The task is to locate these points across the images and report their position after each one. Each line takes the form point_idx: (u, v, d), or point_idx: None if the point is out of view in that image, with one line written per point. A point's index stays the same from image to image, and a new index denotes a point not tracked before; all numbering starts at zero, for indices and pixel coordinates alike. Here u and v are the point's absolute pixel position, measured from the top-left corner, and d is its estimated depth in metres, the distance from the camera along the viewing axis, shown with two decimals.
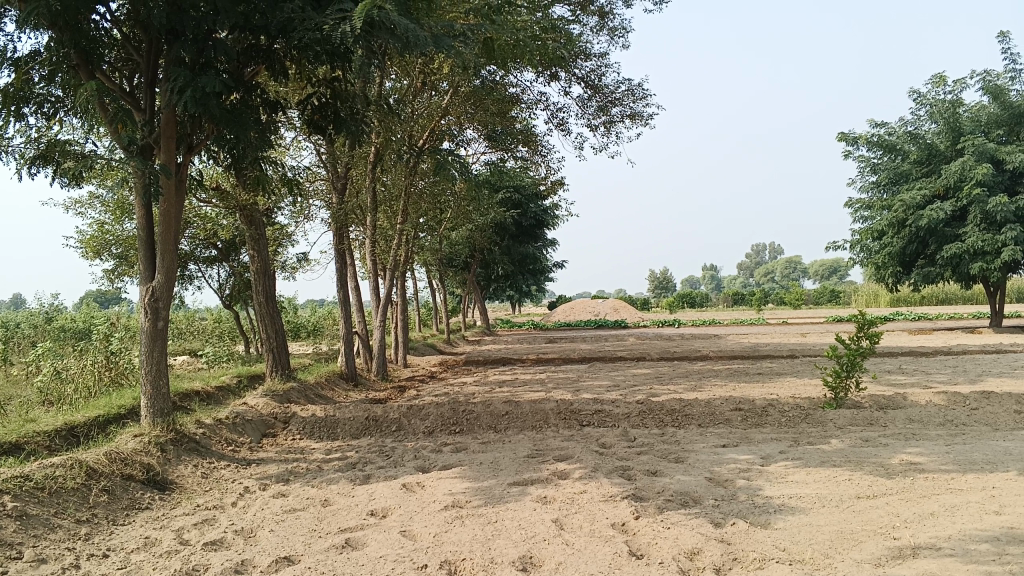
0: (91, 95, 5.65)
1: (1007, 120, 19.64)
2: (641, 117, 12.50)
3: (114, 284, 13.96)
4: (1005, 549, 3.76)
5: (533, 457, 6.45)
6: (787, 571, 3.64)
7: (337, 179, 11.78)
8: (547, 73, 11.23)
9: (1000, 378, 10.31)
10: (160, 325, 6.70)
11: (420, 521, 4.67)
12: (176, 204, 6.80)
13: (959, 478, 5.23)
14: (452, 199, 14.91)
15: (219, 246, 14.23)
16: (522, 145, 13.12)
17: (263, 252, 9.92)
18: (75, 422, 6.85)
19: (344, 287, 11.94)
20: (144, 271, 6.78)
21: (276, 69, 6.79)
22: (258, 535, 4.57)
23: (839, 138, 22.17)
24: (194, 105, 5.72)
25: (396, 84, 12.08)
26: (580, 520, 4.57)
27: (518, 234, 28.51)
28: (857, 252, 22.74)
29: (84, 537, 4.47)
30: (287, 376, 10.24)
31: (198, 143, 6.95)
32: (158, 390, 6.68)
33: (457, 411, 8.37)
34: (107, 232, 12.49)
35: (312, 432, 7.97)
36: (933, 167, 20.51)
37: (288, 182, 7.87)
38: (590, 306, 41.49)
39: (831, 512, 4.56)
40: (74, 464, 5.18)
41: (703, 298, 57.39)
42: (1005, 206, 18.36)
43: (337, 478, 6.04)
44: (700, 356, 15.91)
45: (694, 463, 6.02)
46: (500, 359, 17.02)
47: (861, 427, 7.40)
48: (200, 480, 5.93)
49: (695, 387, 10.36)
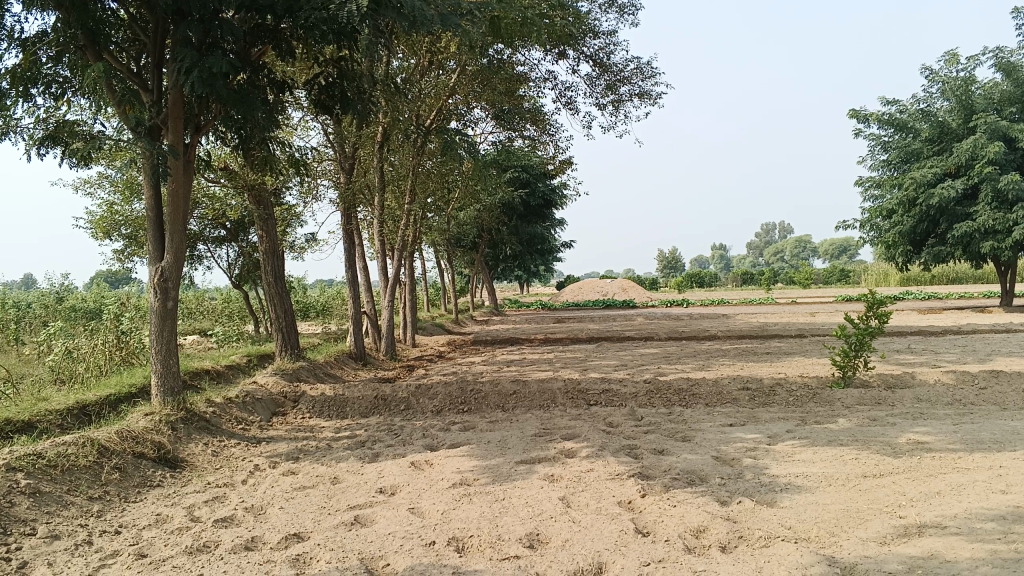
0: (98, 75, 5.65)
1: (1019, 97, 19.46)
2: (649, 95, 12.44)
3: (123, 264, 14.00)
4: (1011, 528, 3.77)
5: (541, 436, 6.47)
6: (792, 549, 3.66)
7: (345, 159, 11.79)
8: (556, 51, 11.17)
9: (1009, 357, 10.29)
10: (170, 305, 6.74)
11: (428, 499, 4.71)
12: (185, 183, 6.82)
13: (966, 457, 5.23)
14: (460, 179, 14.90)
15: (228, 226, 14.26)
16: (529, 123, 13.09)
17: (271, 233, 9.95)
18: (87, 400, 6.91)
19: (352, 268, 11.97)
20: (153, 250, 6.80)
21: (283, 49, 6.77)
22: (268, 512, 4.62)
23: (850, 116, 22.01)
24: (201, 86, 5.72)
25: (404, 63, 12.04)
26: (587, 498, 4.60)
27: (526, 213, 28.43)
28: (867, 231, 22.63)
29: (96, 515, 4.53)
30: (296, 355, 10.29)
31: (206, 124, 6.95)
32: (168, 369, 6.73)
33: (465, 391, 8.41)
34: (116, 212, 12.54)
35: (321, 411, 8.03)
36: (944, 145, 20.36)
37: (296, 163, 7.86)
38: (598, 286, 41.47)
39: (836, 491, 4.58)
40: (86, 442, 5.24)
41: (712, 277, 57.26)
42: (1016, 184, 18.22)
43: (346, 456, 6.08)
44: (708, 336, 15.91)
45: (701, 442, 6.04)
46: (508, 339, 17.06)
47: (868, 406, 7.41)
48: (210, 458, 5.98)
49: (703, 366, 10.38)
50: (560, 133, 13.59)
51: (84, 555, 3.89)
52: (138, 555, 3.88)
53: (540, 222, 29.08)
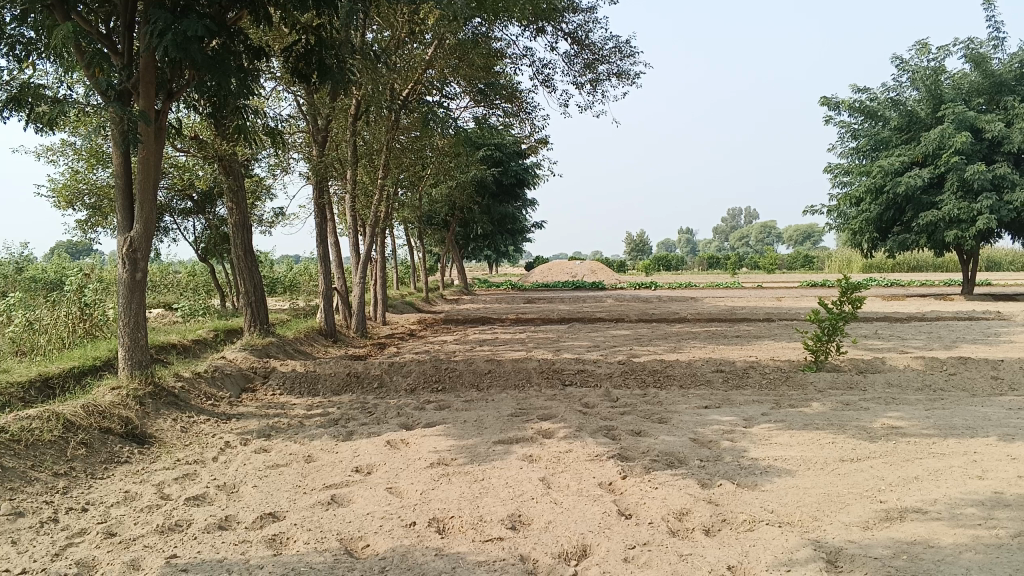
0: (66, 36, 5.42)
1: (987, 88, 19.67)
2: (627, 75, 12.34)
3: (86, 235, 13.62)
4: (992, 513, 3.79)
5: (518, 416, 6.41)
6: (777, 533, 3.63)
7: (317, 132, 11.51)
8: (533, 28, 11.01)
9: (974, 344, 10.41)
10: (139, 277, 6.53)
11: (406, 478, 4.63)
12: (156, 151, 6.57)
13: (940, 443, 5.27)
14: (432, 155, 14.71)
15: (195, 197, 13.98)
16: (505, 101, 12.92)
17: (242, 204, 9.65)
18: (50, 372, 6.73)
19: (323, 243, 11.77)
20: (122, 220, 6.56)
21: (260, 15, 6.49)
22: (242, 490, 4.50)
23: (821, 103, 22.13)
24: (175, 50, 5.47)
25: (378, 35, 11.77)
26: (568, 478, 4.56)
27: (498, 193, 28.25)
28: (835, 217, 22.85)
29: (62, 491, 4.38)
30: (266, 331, 10.07)
31: (178, 90, 6.70)
32: (136, 343, 6.54)
33: (439, 368, 8.30)
34: (79, 180, 12.19)
35: (291, 387, 7.90)
36: (913, 134, 20.55)
37: (271, 134, 7.61)
38: (567, 267, 41.45)
39: (816, 475, 4.58)
40: (51, 417, 5.08)
41: (679, 261, 57.56)
42: (982, 174, 18.41)
43: (319, 434, 5.97)
44: (678, 318, 15.97)
45: (678, 424, 6.02)
46: (479, 318, 17.02)
47: (840, 390, 7.47)
48: (179, 435, 5.84)
49: (675, 348, 10.39)
50: (537, 111, 13.48)
51: (50, 534, 3.75)
52: (106, 534, 3.75)
53: (512, 201, 28.95)
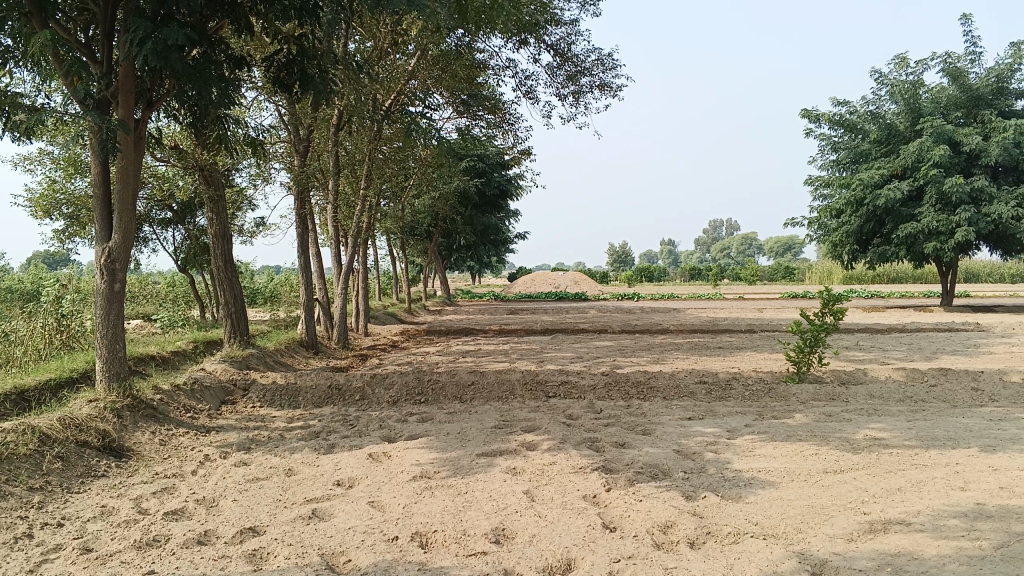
0: (44, 44, 5.36)
1: (965, 102, 19.90)
2: (610, 87, 12.38)
3: (64, 245, 13.47)
4: (975, 524, 3.79)
5: (501, 428, 6.37)
6: (762, 545, 3.62)
7: (298, 142, 11.45)
8: (516, 39, 11.03)
9: (954, 355, 10.48)
10: (117, 288, 6.45)
11: (388, 492, 4.58)
12: (135, 161, 6.51)
13: (922, 454, 5.29)
14: (415, 165, 14.67)
15: (174, 208, 13.87)
16: (488, 112, 12.92)
17: (222, 214, 9.57)
18: (26, 385, 6.62)
19: (305, 253, 11.70)
20: (100, 230, 6.47)
21: (242, 25, 6.45)
22: (221, 504, 4.43)
23: (801, 115, 22.31)
24: (155, 59, 5.44)
25: (361, 45, 11.75)
26: (552, 491, 4.53)
27: (481, 203, 28.22)
28: (815, 229, 23.02)
29: (37, 506, 4.30)
30: (246, 342, 9.98)
31: (159, 100, 6.65)
32: (114, 354, 6.46)
33: (421, 380, 8.25)
34: (57, 189, 12.06)
35: (272, 399, 7.82)
36: (892, 147, 20.76)
37: (253, 144, 7.57)
38: (550, 278, 41.50)
39: (800, 486, 4.58)
40: (26, 430, 4.98)
41: (662, 272, 57.80)
42: (960, 187, 18.60)
43: (300, 447, 5.91)
44: (661, 329, 16.00)
45: (661, 436, 6.00)
46: (462, 329, 16.97)
47: (822, 401, 7.48)
48: (157, 448, 5.75)
49: (658, 360, 10.40)
50: (520, 122, 13.50)
51: (24, 550, 3.67)
52: (82, 550, 3.68)
53: (495, 212, 28.93)
